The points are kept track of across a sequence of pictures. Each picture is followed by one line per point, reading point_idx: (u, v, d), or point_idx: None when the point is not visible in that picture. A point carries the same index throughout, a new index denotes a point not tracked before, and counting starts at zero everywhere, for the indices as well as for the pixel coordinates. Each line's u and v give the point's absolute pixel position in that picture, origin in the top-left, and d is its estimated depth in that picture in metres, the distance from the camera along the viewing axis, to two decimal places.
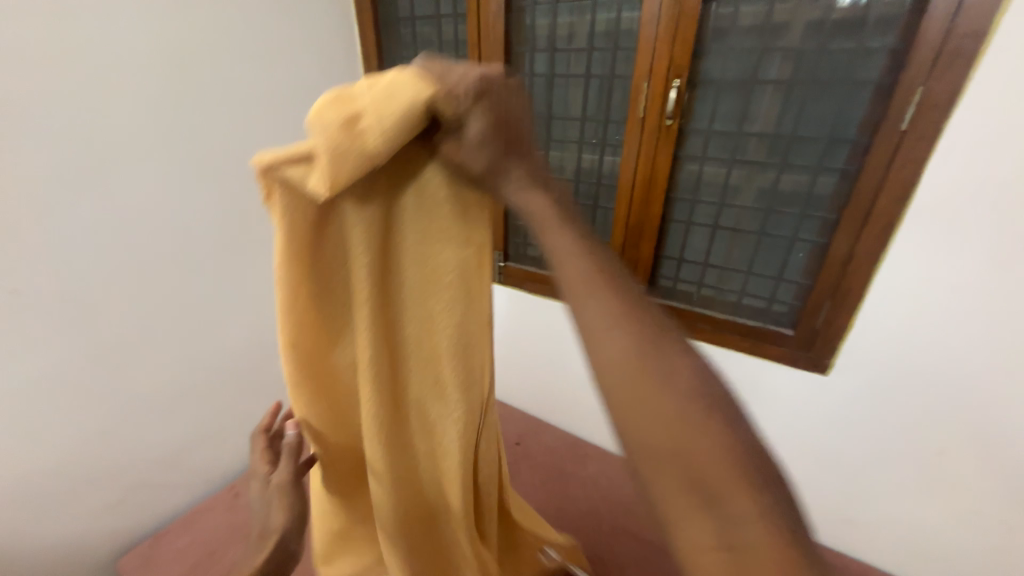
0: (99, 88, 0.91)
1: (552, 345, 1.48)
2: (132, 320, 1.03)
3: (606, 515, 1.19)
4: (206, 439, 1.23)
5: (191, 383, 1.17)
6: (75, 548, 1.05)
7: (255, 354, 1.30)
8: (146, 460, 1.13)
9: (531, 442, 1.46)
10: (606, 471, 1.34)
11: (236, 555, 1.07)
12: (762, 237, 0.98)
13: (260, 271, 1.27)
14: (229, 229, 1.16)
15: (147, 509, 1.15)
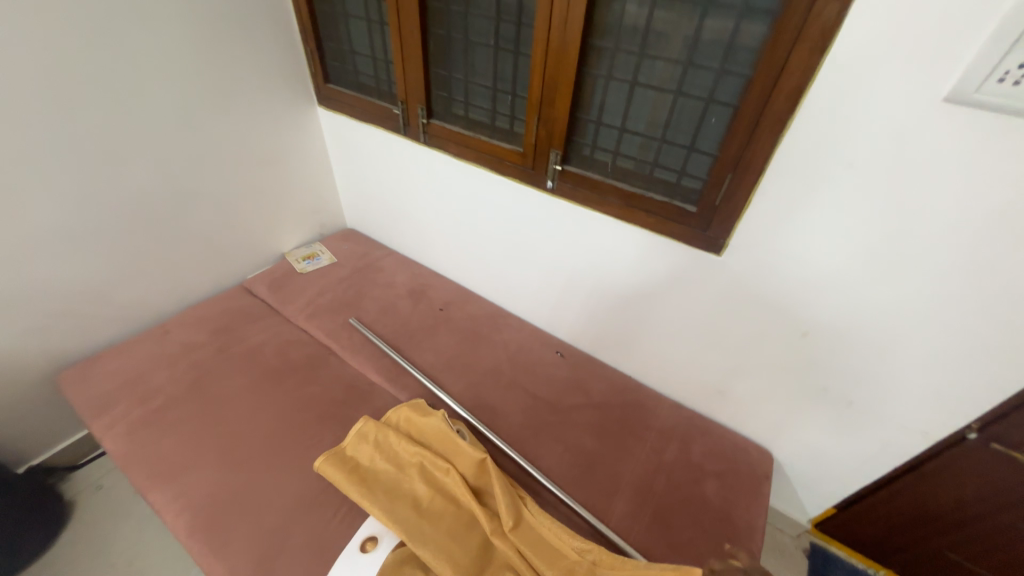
0: None
1: (495, 217, 1.33)
2: (12, 145, 0.99)
3: (506, 372, 1.30)
4: (134, 278, 1.31)
5: (99, 220, 1.18)
6: (9, 365, 1.13)
7: (167, 197, 1.30)
8: (67, 290, 1.18)
9: (455, 309, 1.50)
10: (519, 336, 1.42)
11: (163, 380, 1.17)
12: (679, 97, 0.88)
13: (156, 106, 1.20)
14: (106, 53, 1.07)
15: (79, 334, 1.24)
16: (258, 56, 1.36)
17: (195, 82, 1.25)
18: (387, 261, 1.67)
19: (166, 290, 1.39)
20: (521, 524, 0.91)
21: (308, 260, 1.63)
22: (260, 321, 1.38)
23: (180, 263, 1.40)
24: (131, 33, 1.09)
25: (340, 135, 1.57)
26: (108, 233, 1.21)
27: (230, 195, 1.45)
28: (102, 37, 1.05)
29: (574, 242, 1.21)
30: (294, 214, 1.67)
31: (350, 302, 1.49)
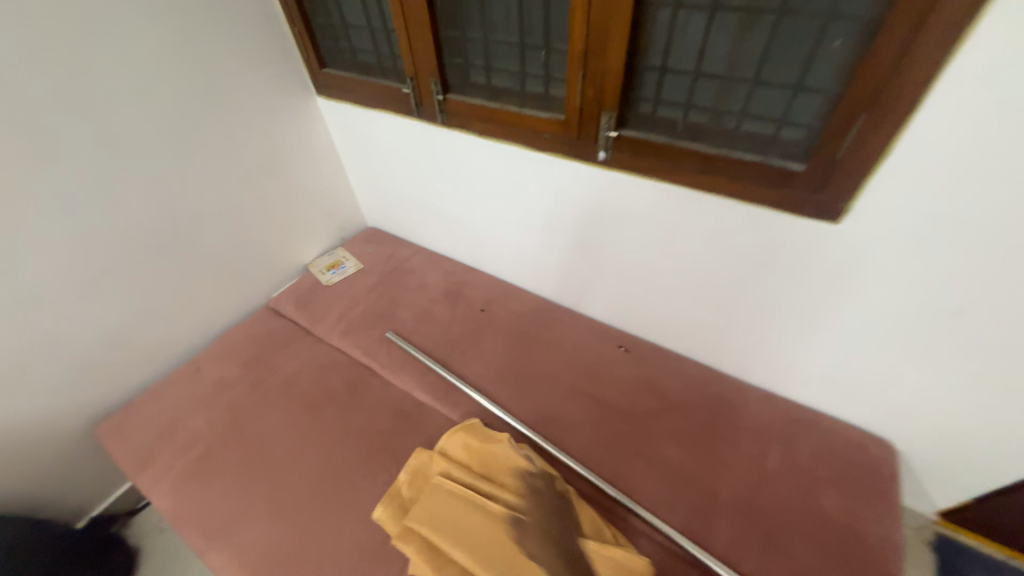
0: None
1: (534, 202, 1.14)
2: None
3: (566, 377, 1.15)
4: (152, 315, 1.21)
5: (100, 262, 1.07)
6: (43, 424, 1.07)
7: (170, 225, 1.18)
8: (85, 340, 1.10)
9: (497, 308, 1.35)
10: (573, 332, 1.25)
11: (201, 424, 1.09)
12: (784, 18, 0.66)
13: (139, 124, 1.04)
14: (69, 71, 0.91)
15: (109, 382, 1.17)
16: (240, 46, 1.18)
17: (175, 85, 1.08)
18: (415, 260, 1.52)
19: (189, 322, 1.30)
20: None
21: (332, 270, 1.50)
22: (292, 345, 1.27)
23: (198, 291, 1.30)
24: (92, 42, 0.92)
25: (346, 126, 1.39)
26: (115, 271, 1.10)
27: (239, 212, 1.32)
28: (58, 53, 0.89)
29: (631, 220, 1.01)
30: (310, 221, 1.53)
31: (383, 313, 1.35)
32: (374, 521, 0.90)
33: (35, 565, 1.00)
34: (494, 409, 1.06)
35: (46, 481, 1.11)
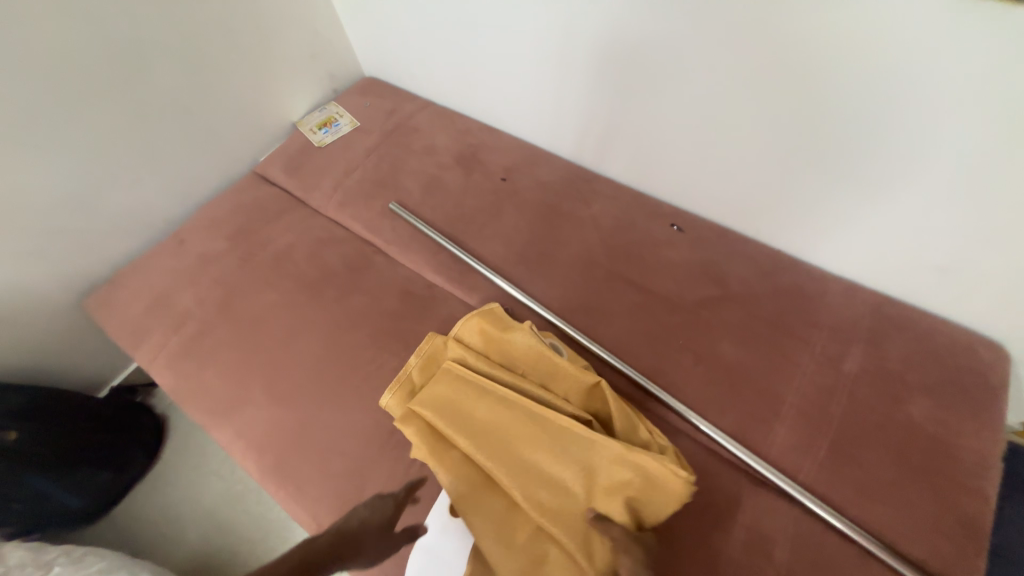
0: None
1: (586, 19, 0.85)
2: None
3: (602, 259, 0.96)
4: (116, 177, 1.04)
5: (28, 100, 0.88)
6: (25, 292, 0.99)
7: (108, 56, 0.94)
8: (45, 202, 0.96)
9: (520, 177, 1.11)
10: (613, 208, 1.03)
11: (191, 299, 0.99)
12: None
13: None
14: None
15: (88, 251, 1.06)
16: None
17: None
18: (423, 118, 1.24)
19: (164, 186, 1.13)
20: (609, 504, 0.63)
21: (324, 128, 1.25)
22: (283, 217, 1.10)
23: (170, 149, 1.11)
24: None
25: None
26: (57, 111, 0.92)
27: (200, 46, 1.07)
28: None
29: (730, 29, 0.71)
30: (293, 65, 1.25)
31: (385, 181, 1.14)
32: (381, 409, 0.82)
33: (55, 424, 1.01)
34: (517, 293, 0.91)
35: (50, 348, 1.08)
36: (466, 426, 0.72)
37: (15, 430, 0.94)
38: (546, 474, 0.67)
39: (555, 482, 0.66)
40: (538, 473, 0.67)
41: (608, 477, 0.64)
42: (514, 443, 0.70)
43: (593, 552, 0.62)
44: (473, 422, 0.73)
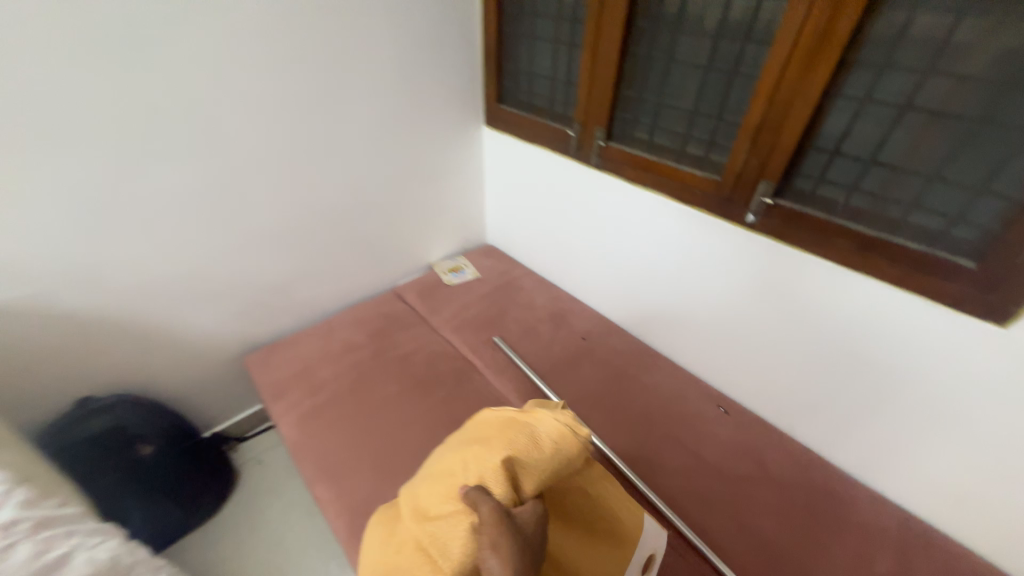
0: None
1: (665, 252, 1.22)
2: (237, 162, 1.11)
3: (659, 421, 1.16)
4: (306, 278, 1.38)
5: (289, 227, 1.27)
6: (212, 342, 1.26)
7: (343, 207, 1.36)
8: (259, 286, 1.29)
9: (597, 340, 1.41)
10: (671, 382, 1.27)
11: (330, 374, 1.25)
12: (978, 129, 0.71)
13: (353, 125, 1.26)
14: (322, 77, 1.14)
15: (265, 323, 1.35)
16: (445, 81, 1.38)
17: (388, 94, 1.28)
18: (526, 282, 1.64)
19: (333, 291, 1.47)
20: (481, 472, 0.61)
21: (453, 272, 1.66)
22: (410, 329, 1.41)
23: (351, 270, 1.48)
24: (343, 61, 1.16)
25: (506, 156, 1.53)
26: (301, 239, 1.31)
27: (398, 211, 1.51)
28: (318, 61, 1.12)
29: (777, 298, 1.04)
30: (445, 229, 1.70)
31: (492, 321, 1.46)
32: None
33: (173, 454, 1.17)
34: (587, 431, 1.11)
35: (198, 388, 1.29)
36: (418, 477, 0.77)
37: (151, 445, 1.12)
38: (443, 466, 0.68)
39: (445, 472, 0.66)
40: (437, 471, 0.69)
41: (482, 446, 0.64)
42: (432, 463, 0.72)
43: (454, 540, 0.59)
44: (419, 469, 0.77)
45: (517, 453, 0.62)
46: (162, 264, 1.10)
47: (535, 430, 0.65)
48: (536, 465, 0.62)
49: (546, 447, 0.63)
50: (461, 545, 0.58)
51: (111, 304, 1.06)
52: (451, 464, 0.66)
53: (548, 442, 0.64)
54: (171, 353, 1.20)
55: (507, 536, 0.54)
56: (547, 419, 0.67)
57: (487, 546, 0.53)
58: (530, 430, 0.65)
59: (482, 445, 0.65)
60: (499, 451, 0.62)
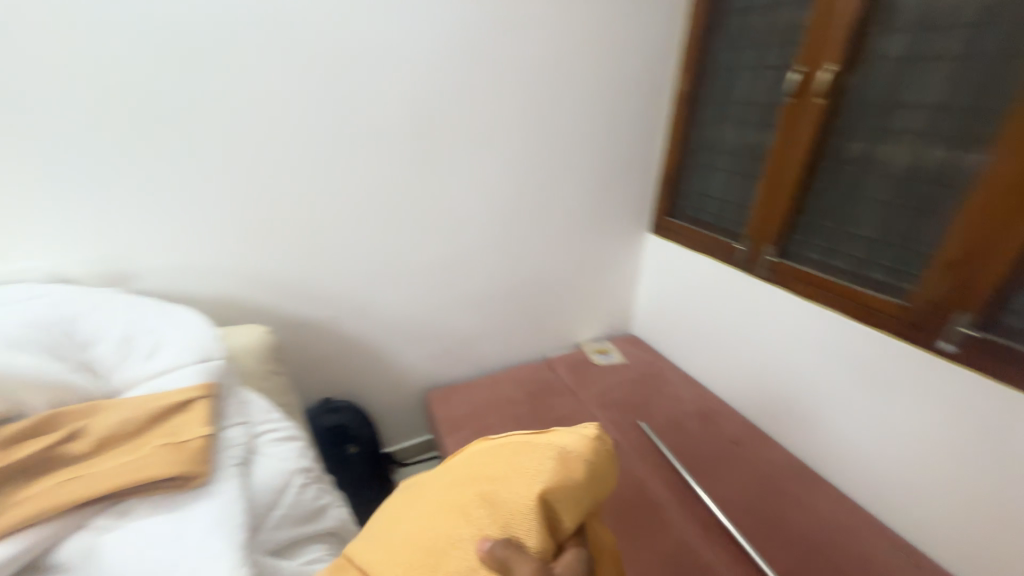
0: (489, 85, 1.24)
1: (846, 373, 1.17)
2: (471, 243, 1.39)
3: (827, 551, 1.07)
4: (486, 339, 1.59)
5: (489, 297, 1.51)
6: (410, 375, 1.51)
7: (529, 284, 1.57)
8: (451, 341, 1.52)
9: (750, 447, 1.37)
10: (839, 511, 1.17)
11: (495, 422, 1.43)
12: None
13: (553, 221, 1.51)
14: (543, 185, 1.43)
15: (450, 367, 1.58)
16: (628, 192, 1.62)
17: (584, 197, 1.52)
18: (673, 376, 1.69)
19: (502, 354, 1.67)
20: (508, 517, 0.59)
21: (602, 354, 1.77)
22: (561, 396, 1.55)
23: (519, 337, 1.67)
24: (559, 174, 1.44)
25: (669, 260, 1.68)
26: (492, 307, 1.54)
27: (568, 294, 1.68)
28: (543, 175, 1.41)
29: (998, 448, 0.92)
30: (601, 316, 1.83)
31: (637, 403, 1.53)
32: None
33: (367, 459, 1.40)
34: (741, 539, 1.07)
35: (389, 410, 1.54)
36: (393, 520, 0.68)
37: (357, 445, 1.37)
38: (437, 518, 0.62)
39: (448, 531, 0.60)
40: (429, 527, 0.61)
41: (499, 485, 0.62)
42: (422, 510, 0.65)
43: None
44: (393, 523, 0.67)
45: (551, 490, 0.60)
46: (395, 313, 1.38)
47: (557, 458, 0.63)
48: (574, 494, 0.61)
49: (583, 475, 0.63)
50: None
51: (361, 336, 1.35)
52: (457, 516, 0.61)
53: (584, 463, 0.63)
54: (382, 378, 1.46)
55: None
56: (567, 443, 0.66)
57: None
58: (554, 455, 0.63)
59: (503, 485, 0.62)
60: (522, 491, 0.60)
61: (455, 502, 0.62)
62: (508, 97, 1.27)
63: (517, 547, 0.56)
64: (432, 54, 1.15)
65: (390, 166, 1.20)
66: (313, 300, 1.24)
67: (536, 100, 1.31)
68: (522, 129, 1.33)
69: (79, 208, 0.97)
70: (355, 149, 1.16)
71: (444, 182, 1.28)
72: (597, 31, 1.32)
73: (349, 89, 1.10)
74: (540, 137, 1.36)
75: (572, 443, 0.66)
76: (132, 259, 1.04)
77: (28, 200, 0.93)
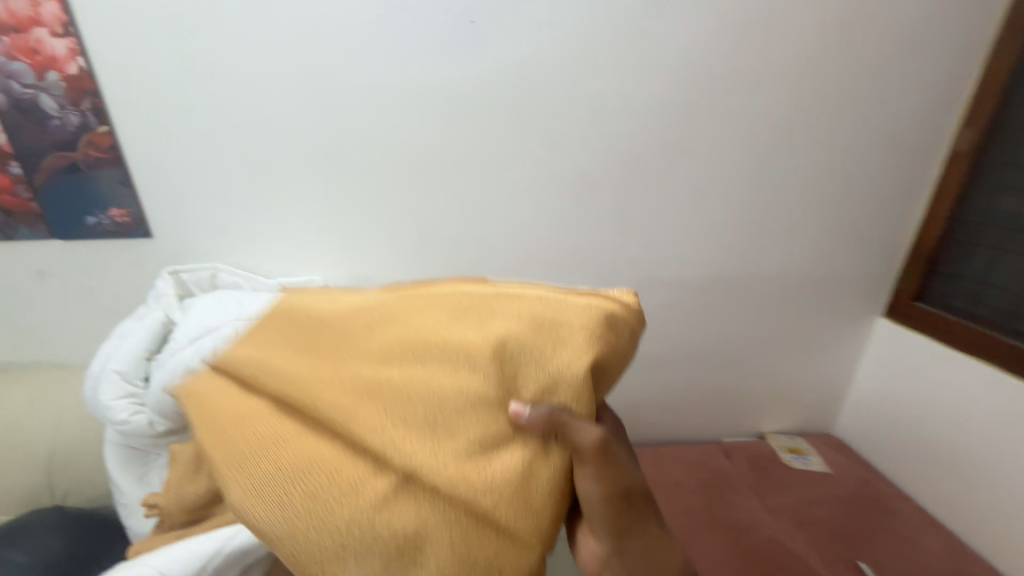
0: (718, 140, 1.16)
1: None
2: (659, 299, 1.32)
3: None
4: (654, 404, 1.46)
5: (667, 358, 1.41)
6: None
7: (715, 352, 1.42)
8: (617, 397, 1.43)
9: None
10: None
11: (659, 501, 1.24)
12: None
13: (755, 286, 1.34)
14: (752, 246, 1.29)
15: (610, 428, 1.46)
16: (859, 265, 1.36)
17: (797, 266, 1.33)
18: (901, 506, 1.26)
19: (668, 424, 1.49)
20: (546, 381, 0.56)
21: (795, 454, 1.43)
22: (738, 494, 1.27)
23: (687, 409, 1.48)
24: (774, 237, 1.28)
25: (909, 354, 1.34)
26: (665, 372, 1.42)
27: (757, 370, 1.46)
28: (755, 235, 1.27)
29: None
30: (795, 405, 1.52)
31: (853, 539, 1.14)
32: None
33: None
34: None
35: None
36: (341, 363, 0.59)
37: None
38: (438, 369, 0.56)
39: (458, 391, 0.55)
40: (439, 391, 0.55)
41: (522, 344, 0.57)
42: (396, 356, 0.58)
43: (533, 473, 0.54)
44: (344, 365, 0.58)
45: (600, 355, 0.57)
46: None
47: (592, 314, 0.58)
48: (618, 352, 0.59)
49: (624, 336, 0.60)
50: (545, 484, 0.54)
51: None
52: (479, 380, 0.55)
53: (622, 326, 0.60)
54: None
55: (615, 456, 0.57)
56: (588, 296, 0.61)
57: (588, 471, 0.56)
58: (591, 327, 0.57)
59: (532, 350, 0.56)
60: (558, 352, 0.56)
61: (468, 361, 0.56)
62: (735, 155, 1.17)
63: (572, 415, 0.55)
64: (666, 111, 1.11)
65: (598, 218, 1.19)
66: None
67: (763, 159, 1.19)
68: (743, 189, 1.22)
69: (343, 233, 1.12)
70: (569, 198, 1.14)
71: (645, 238, 1.23)
72: (852, 85, 1.15)
73: (578, 143, 1.09)
74: (759, 199, 1.23)
75: (600, 298, 0.61)
76: (371, 280, 1.17)
77: (313, 223, 1.10)
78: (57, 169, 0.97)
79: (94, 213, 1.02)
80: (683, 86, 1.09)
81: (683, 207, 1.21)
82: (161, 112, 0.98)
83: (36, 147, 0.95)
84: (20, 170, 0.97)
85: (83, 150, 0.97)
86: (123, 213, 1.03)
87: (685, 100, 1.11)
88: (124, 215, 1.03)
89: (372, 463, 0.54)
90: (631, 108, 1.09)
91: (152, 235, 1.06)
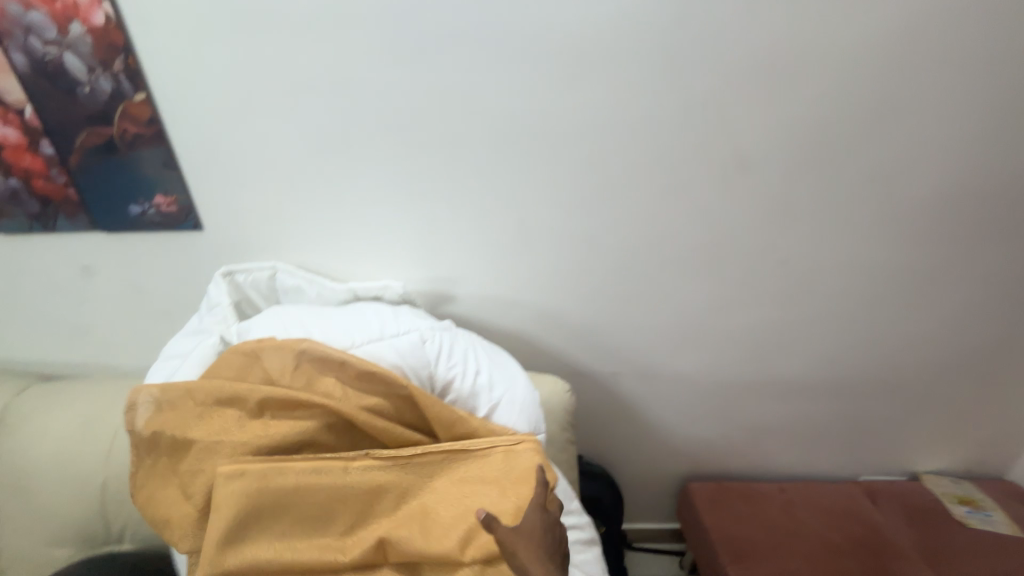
0: (942, 102, 0.82)
1: None
2: (811, 313, 1.03)
3: None
4: (781, 434, 1.20)
5: (808, 382, 1.13)
6: (674, 452, 1.22)
7: (872, 377, 1.12)
8: (738, 424, 1.18)
9: None
10: None
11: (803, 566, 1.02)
12: None
13: (945, 299, 1.02)
14: (952, 248, 0.96)
15: (724, 458, 1.23)
16: None
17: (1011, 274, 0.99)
18: None
19: (795, 456, 1.23)
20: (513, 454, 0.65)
21: (968, 507, 1.15)
22: (904, 560, 1.03)
23: (823, 443, 1.21)
24: (988, 236, 0.95)
25: None
26: (803, 399, 1.15)
27: (925, 402, 1.15)
28: (960, 234, 0.95)
29: None
30: (965, 444, 1.21)
31: None
32: None
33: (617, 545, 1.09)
34: None
35: (636, 484, 1.27)
36: (311, 460, 0.61)
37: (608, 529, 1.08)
38: (420, 462, 0.63)
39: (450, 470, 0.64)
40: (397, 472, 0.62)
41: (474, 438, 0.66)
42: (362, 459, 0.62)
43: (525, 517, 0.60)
44: (319, 463, 0.61)
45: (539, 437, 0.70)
46: (685, 378, 1.11)
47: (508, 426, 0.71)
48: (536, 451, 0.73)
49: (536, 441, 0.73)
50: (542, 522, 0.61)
51: (639, 396, 1.13)
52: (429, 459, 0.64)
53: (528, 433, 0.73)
54: (641, 448, 1.21)
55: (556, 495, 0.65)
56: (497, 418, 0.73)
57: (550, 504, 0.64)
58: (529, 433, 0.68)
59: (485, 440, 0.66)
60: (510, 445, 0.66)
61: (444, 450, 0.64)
62: (961, 123, 0.84)
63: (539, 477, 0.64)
64: (871, 59, 0.78)
65: (747, 211, 0.91)
66: (602, 354, 1.07)
67: (1001, 128, 0.84)
68: (961, 171, 0.88)
69: (420, 225, 0.90)
70: (710, 182, 0.88)
71: (804, 237, 0.94)
72: None
73: (733, 105, 0.81)
74: (979, 186, 0.90)
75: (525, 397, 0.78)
76: (454, 283, 0.97)
77: (390, 215, 0.89)
78: (92, 149, 0.81)
79: (138, 201, 0.85)
80: (909, 22, 0.76)
81: (868, 194, 0.90)
82: (204, 74, 0.77)
83: (66, 122, 0.79)
84: (53, 150, 0.81)
85: (119, 124, 0.79)
86: (168, 200, 0.86)
87: (908, 42, 0.77)
88: (170, 203, 0.86)
89: (411, 526, 0.59)
90: (823, 56, 0.78)
91: (203, 226, 0.89)
